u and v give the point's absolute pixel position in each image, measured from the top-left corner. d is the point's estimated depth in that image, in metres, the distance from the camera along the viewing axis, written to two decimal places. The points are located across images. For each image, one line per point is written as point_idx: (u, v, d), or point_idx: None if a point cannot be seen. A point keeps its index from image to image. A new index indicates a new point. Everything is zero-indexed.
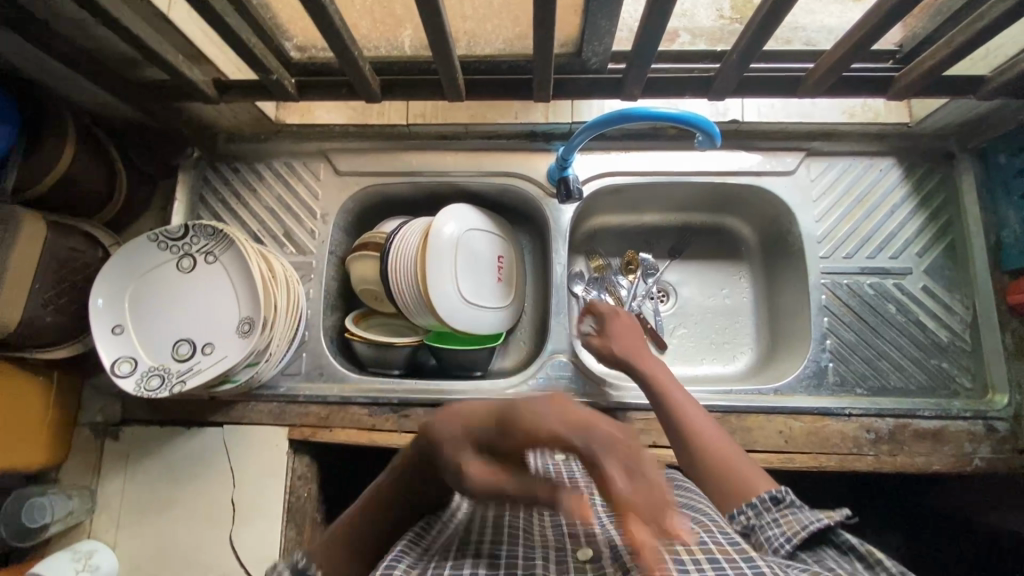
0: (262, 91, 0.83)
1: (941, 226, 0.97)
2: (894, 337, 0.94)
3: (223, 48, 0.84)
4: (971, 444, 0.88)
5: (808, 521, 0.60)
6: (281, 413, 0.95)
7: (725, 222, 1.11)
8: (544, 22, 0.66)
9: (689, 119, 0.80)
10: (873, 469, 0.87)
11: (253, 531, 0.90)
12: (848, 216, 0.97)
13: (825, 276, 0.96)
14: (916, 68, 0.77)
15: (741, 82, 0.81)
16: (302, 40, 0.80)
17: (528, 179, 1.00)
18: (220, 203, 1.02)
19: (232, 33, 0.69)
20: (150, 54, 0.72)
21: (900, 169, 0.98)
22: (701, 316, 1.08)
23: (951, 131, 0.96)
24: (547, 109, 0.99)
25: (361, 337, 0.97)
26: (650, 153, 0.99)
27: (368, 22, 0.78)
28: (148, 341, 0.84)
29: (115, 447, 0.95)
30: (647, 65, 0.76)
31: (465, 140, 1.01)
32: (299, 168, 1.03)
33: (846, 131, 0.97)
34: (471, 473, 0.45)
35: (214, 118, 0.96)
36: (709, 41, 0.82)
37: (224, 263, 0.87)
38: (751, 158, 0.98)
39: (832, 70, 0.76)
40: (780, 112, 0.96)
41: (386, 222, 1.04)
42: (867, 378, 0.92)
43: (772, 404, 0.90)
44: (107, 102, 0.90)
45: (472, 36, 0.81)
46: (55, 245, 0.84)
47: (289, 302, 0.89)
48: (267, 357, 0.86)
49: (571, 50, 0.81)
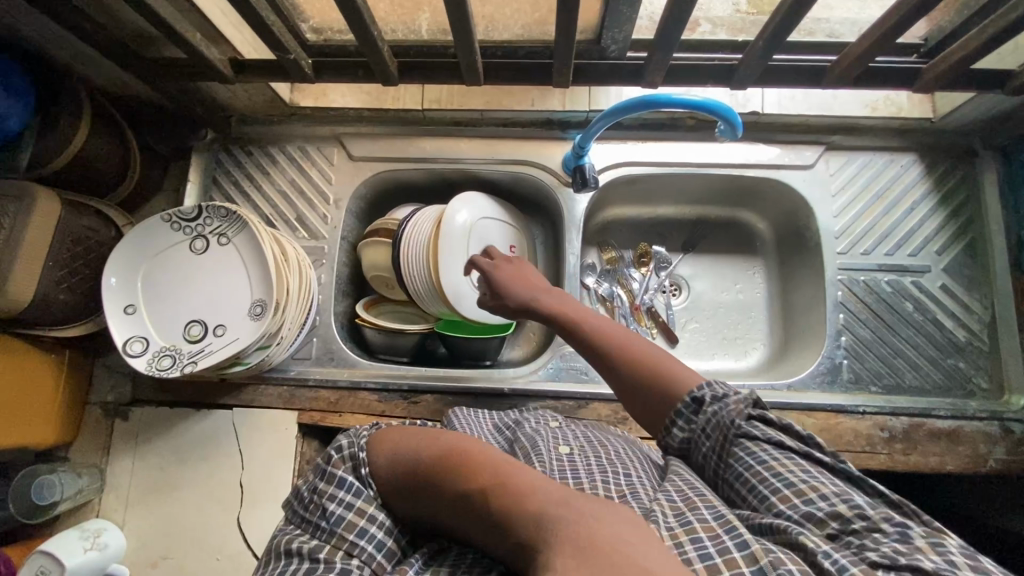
0: (278, 72, 0.83)
1: (962, 224, 0.95)
2: (910, 335, 0.93)
3: (240, 28, 0.83)
4: (987, 445, 0.86)
5: (729, 420, 0.54)
6: (290, 397, 0.94)
7: (740, 216, 1.09)
8: (567, 5, 0.65)
9: (712, 107, 0.79)
10: (886, 468, 0.86)
11: (261, 514, 0.90)
12: (867, 212, 0.96)
13: (841, 272, 0.95)
14: (943, 61, 0.75)
15: (763, 73, 0.80)
16: (319, 21, 0.80)
17: (542, 168, 0.99)
18: (233, 186, 1.02)
19: (251, 11, 0.68)
20: (168, 31, 0.71)
21: (921, 165, 0.97)
22: (714, 311, 1.07)
23: (975, 128, 0.94)
24: (564, 97, 0.97)
25: (372, 323, 0.97)
26: (668, 144, 0.97)
27: (386, 3, 0.77)
28: (160, 321, 0.84)
29: (125, 427, 0.95)
30: (670, 54, 0.75)
31: (480, 127, 1.01)
32: (312, 153, 1.02)
33: (867, 126, 0.96)
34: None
35: (229, 100, 0.95)
36: (729, 30, 0.81)
37: (236, 245, 0.86)
38: (770, 151, 0.97)
39: (858, 61, 0.74)
40: (801, 104, 0.94)
41: (398, 209, 1.03)
42: (882, 376, 0.91)
43: (786, 400, 0.89)
44: (122, 80, 0.89)
45: (491, 20, 0.80)
46: (69, 223, 0.83)
47: (300, 286, 0.89)
48: (278, 341, 0.85)
49: (591, 37, 0.80)
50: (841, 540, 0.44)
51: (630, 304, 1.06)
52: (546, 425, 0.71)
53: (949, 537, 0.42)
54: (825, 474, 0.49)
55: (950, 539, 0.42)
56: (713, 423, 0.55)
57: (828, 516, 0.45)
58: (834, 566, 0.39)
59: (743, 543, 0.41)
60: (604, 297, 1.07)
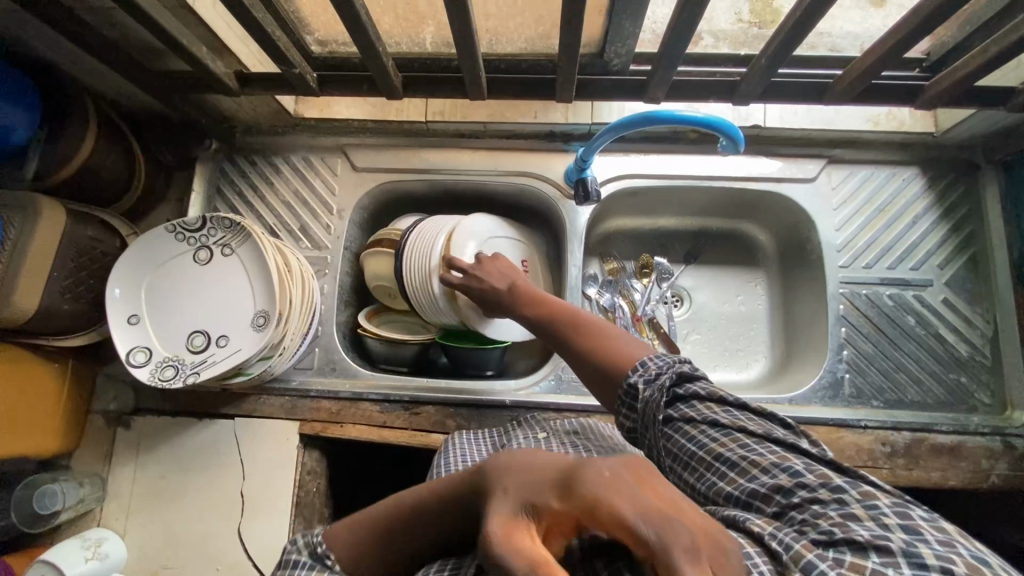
0: (283, 85, 0.83)
1: (963, 239, 0.95)
2: (911, 349, 0.93)
3: (246, 41, 0.84)
4: (989, 461, 0.86)
5: (662, 406, 0.56)
6: (292, 407, 0.94)
7: (742, 228, 1.09)
8: (571, 22, 0.65)
9: (713, 123, 0.80)
10: (887, 482, 0.85)
11: (261, 525, 0.90)
12: (868, 226, 0.96)
13: (843, 285, 0.95)
14: (947, 77, 0.75)
15: (767, 88, 0.80)
16: (324, 35, 0.80)
17: (544, 179, 1.00)
18: (237, 196, 1.02)
19: (257, 26, 0.69)
20: (174, 45, 0.72)
21: (923, 179, 0.97)
22: (715, 322, 1.07)
23: (976, 142, 0.94)
24: (567, 110, 0.98)
25: (374, 333, 0.97)
26: (671, 156, 0.98)
27: (391, 17, 0.77)
28: (164, 332, 0.85)
29: (127, 436, 0.95)
30: (673, 69, 0.75)
31: (483, 139, 1.01)
32: (316, 163, 1.03)
33: (869, 140, 0.96)
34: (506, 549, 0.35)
35: (233, 111, 0.96)
36: (732, 44, 0.83)
37: (240, 256, 0.87)
38: (772, 164, 0.97)
39: (861, 79, 0.74)
40: (803, 118, 0.94)
41: (401, 219, 1.04)
42: (884, 391, 0.91)
43: (787, 414, 0.89)
44: (127, 91, 0.90)
45: (495, 34, 0.80)
46: (74, 234, 0.84)
47: (303, 297, 0.89)
48: (281, 351, 0.86)
49: (594, 51, 0.80)
50: (786, 515, 0.47)
51: (632, 316, 1.05)
52: (532, 438, 0.75)
53: (880, 496, 0.46)
54: (762, 445, 0.53)
55: (881, 497, 0.45)
56: (647, 412, 0.57)
57: (772, 491, 0.48)
58: (780, 546, 0.42)
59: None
60: (605, 308, 1.06)
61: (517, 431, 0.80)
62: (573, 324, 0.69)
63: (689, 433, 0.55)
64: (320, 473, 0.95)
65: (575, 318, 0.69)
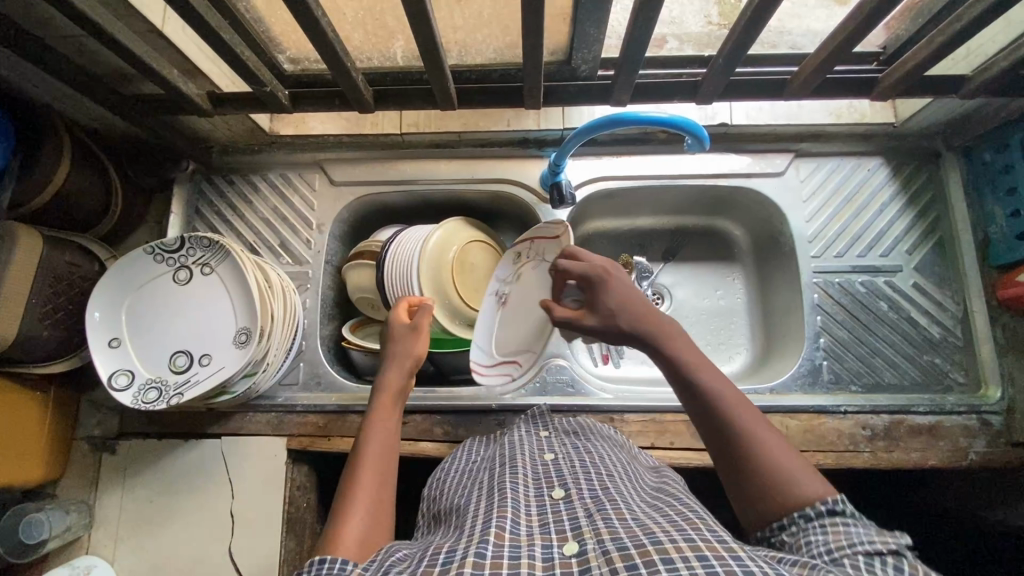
0: (256, 103, 0.84)
1: (930, 223, 0.98)
2: (887, 334, 0.95)
3: (218, 63, 0.85)
4: (967, 439, 0.88)
5: (859, 537, 0.45)
6: (279, 423, 0.94)
7: (718, 224, 1.12)
8: (533, 32, 0.67)
9: (678, 122, 0.82)
10: (869, 466, 0.87)
11: (251, 543, 0.89)
12: (837, 216, 0.99)
13: (817, 275, 0.97)
14: (899, 68, 0.78)
15: (727, 86, 0.83)
16: (295, 53, 0.81)
17: (522, 186, 1.01)
18: (216, 215, 1.03)
19: (226, 47, 0.70)
20: (145, 69, 0.73)
21: (888, 169, 1.00)
22: (696, 318, 1.09)
23: (935, 131, 0.97)
24: (539, 117, 0.99)
25: (358, 345, 0.98)
26: (642, 157, 1.00)
27: (360, 34, 0.79)
28: (146, 353, 0.85)
29: (113, 461, 0.94)
30: (636, 72, 0.77)
31: (457, 148, 1.02)
32: (294, 179, 1.04)
33: (833, 132, 0.99)
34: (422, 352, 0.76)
35: (209, 131, 0.97)
36: (696, 46, 0.85)
37: (220, 274, 0.87)
38: (741, 160, 1.00)
39: (817, 73, 0.77)
40: (768, 115, 0.96)
41: (382, 231, 1.05)
42: (862, 375, 0.93)
43: (769, 403, 0.90)
44: (102, 117, 0.91)
45: (463, 46, 0.82)
46: (52, 260, 0.84)
47: (285, 312, 0.90)
48: (264, 367, 0.86)
49: (560, 58, 0.82)
50: None
51: None
52: (535, 435, 0.77)
53: None
54: None
55: None
56: (833, 527, 0.48)
57: None
58: None
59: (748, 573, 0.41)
60: None
61: (517, 426, 0.82)
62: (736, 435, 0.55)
63: (846, 538, 0.46)
64: (309, 487, 0.96)
65: (740, 422, 0.56)
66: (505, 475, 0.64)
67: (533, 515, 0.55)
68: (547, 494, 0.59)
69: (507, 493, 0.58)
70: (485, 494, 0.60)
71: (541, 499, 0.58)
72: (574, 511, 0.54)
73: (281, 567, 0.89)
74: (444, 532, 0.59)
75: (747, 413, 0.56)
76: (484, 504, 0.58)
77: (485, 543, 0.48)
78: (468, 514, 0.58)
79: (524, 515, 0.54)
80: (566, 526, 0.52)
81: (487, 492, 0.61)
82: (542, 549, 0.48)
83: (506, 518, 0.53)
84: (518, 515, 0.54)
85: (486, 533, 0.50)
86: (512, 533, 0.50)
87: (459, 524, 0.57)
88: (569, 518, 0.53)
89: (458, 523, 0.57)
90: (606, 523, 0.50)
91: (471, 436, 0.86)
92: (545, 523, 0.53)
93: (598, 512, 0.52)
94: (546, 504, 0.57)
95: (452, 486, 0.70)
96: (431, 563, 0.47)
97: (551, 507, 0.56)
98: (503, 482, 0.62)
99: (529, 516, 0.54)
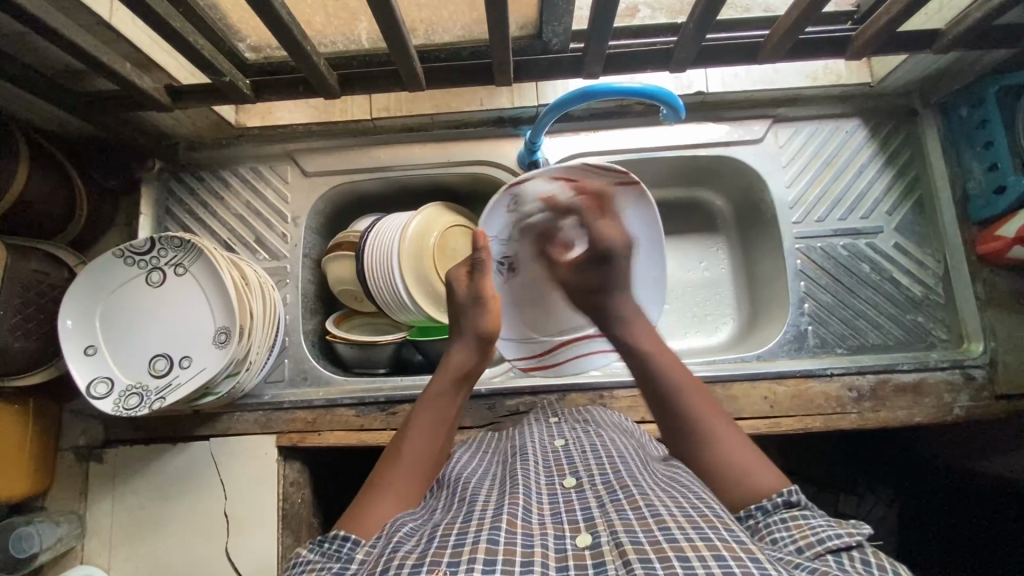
0: (218, 95, 0.81)
1: (909, 182, 0.98)
2: (870, 296, 0.95)
3: (174, 55, 0.82)
4: (951, 394, 0.89)
5: (824, 530, 0.50)
6: (267, 421, 0.93)
7: (702, 195, 1.11)
8: (499, 6, 0.65)
9: (654, 93, 0.80)
10: (857, 427, 0.88)
11: (248, 542, 0.89)
12: (817, 180, 0.98)
13: (799, 241, 0.97)
14: (873, 25, 0.76)
15: (701, 52, 0.81)
16: (257, 40, 0.78)
17: (499, 166, 0.99)
18: (188, 214, 1.01)
19: (179, 37, 0.67)
20: (95, 64, 0.70)
21: (865, 129, 0.99)
22: (682, 290, 1.09)
23: (912, 88, 0.96)
24: (512, 94, 0.97)
25: (342, 338, 0.96)
26: (618, 131, 0.98)
27: (322, 17, 0.76)
28: (124, 359, 0.83)
29: (100, 469, 0.93)
30: (606, 42, 0.75)
31: (432, 131, 1.00)
32: (265, 172, 1.01)
33: (810, 96, 0.97)
34: (491, 327, 0.72)
35: (173, 127, 0.93)
36: (669, 13, 0.82)
37: (194, 274, 0.85)
38: (719, 128, 0.98)
39: (788, 35, 0.75)
40: (745, 80, 0.95)
41: (359, 221, 1.03)
42: (845, 338, 0.94)
43: (757, 370, 0.91)
44: (58, 118, 0.87)
45: (429, 24, 0.79)
46: (16, 269, 0.81)
47: (265, 309, 0.89)
48: (248, 366, 0.85)
49: (531, 32, 0.80)
50: None
51: None
52: (545, 422, 0.78)
53: None
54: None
55: None
56: (797, 522, 0.52)
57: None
58: None
59: (765, 575, 0.41)
60: None
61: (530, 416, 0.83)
62: (689, 422, 0.62)
63: (793, 525, 0.52)
64: (303, 483, 0.96)
65: (697, 413, 0.62)
66: (517, 463, 0.64)
67: (546, 504, 0.55)
68: (558, 483, 0.59)
69: (520, 480, 0.58)
70: (500, 480, 0.61)
71: (553, 487, 0.58)
72: (586, 501, 0.54)
73: (278, 564, 0.89)
74: (448, 501, 0.60)
75: (706, 404, 0.63)
76: (497, 489, 0.58)
77: (497, 527, 0.49)
78: (479, 493, 0.58)
79: (536, 504, 0.54)
80: (579, 516, 0.52)
81: (499, 480, 0.61)
82: (556, 539, 0.49)
83: (518, 506, 0.52)
84: (531, 503, 0.54)
85: (497, 518, 0.50)
86: (525, 520, 0.50)
87: (465, 501, 0.57)
88: (581, 507, 0.53)
89: (465, 499, 0.57)
90: (620, 516, 0.50)
91: (479, 432, 0.86)
92: (557, 511, 0.53)
93: (612, 503, 0.52)
94: (558, 492, 0.57)
95: (461, 462, 0.71)
96: (443, 544, 0.48)
97: (564, 496, 0.56)
98: (515, 470, 0.62)
99: (540, 504, 0.54)
